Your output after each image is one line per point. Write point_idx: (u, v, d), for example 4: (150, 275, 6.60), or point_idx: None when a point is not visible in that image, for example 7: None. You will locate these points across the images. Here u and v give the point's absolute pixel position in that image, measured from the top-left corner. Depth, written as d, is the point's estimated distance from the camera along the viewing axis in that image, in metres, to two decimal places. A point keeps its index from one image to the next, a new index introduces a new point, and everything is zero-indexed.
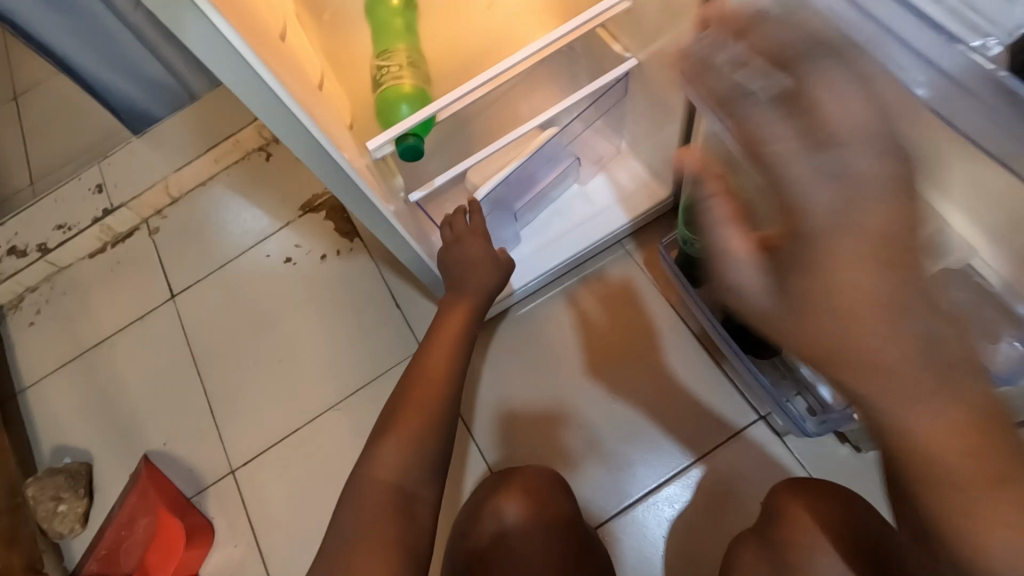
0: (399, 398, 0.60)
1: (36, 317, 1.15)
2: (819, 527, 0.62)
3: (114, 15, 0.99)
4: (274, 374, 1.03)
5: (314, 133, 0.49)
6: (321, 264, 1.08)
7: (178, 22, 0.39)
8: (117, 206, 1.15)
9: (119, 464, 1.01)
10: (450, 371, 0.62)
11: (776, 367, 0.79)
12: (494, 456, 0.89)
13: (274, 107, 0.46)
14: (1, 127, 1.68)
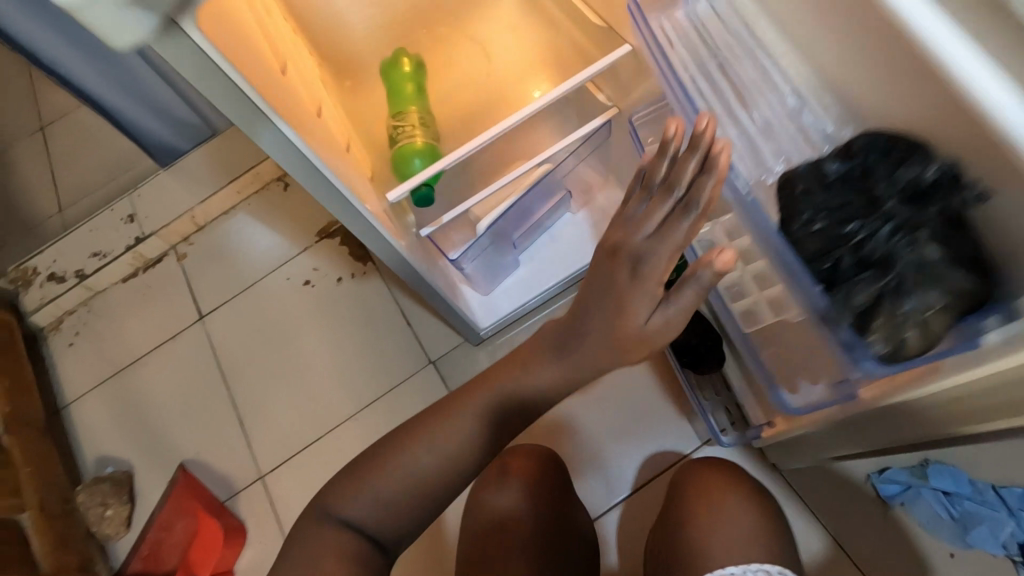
0: (398, 437, 0.51)
1: (75, 338, 1.25)
2: (721, 491, 0.73)
3: (147, 63, 1.10)
4: (297, 388, 1.13)
5: (344, 194, 0.59)
6: (337, 286, 1.18)
7: (255, 131, 0.50)
8: (148, 234, 1.26)
9: (157, 472, 1.10)
10: (463, 441, 0.49)
11: (716, 386, 0.92)
12: None
13: (314, 176, 0.56)
14: (29, 156, 1.79)
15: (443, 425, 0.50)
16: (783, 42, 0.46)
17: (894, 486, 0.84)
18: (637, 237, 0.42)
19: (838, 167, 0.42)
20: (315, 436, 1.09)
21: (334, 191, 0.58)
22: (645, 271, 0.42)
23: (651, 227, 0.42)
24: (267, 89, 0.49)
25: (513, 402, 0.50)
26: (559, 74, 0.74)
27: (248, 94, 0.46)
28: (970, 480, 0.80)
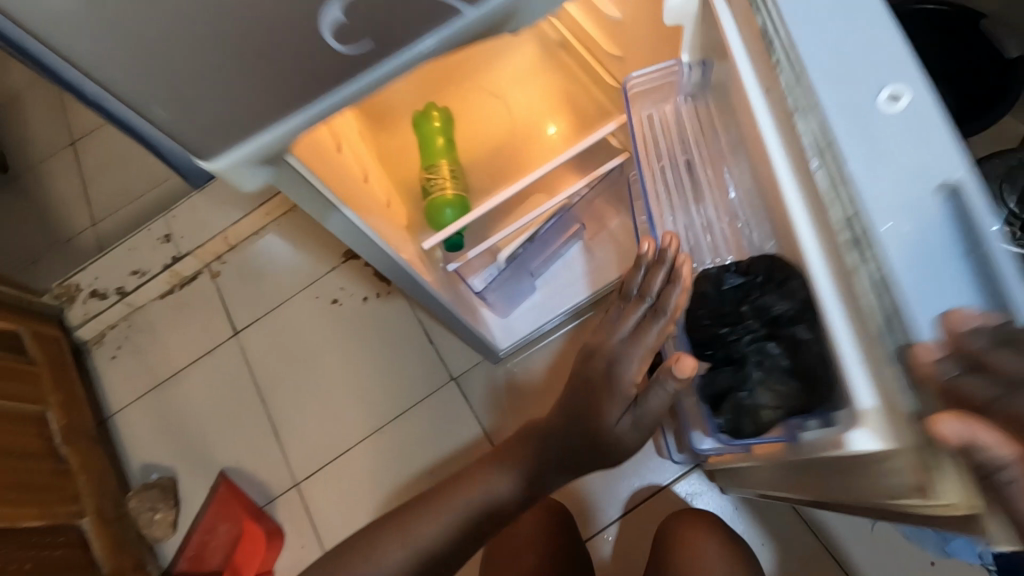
0: (377, 533, 0.59)
1: (117, 351, 1.34)
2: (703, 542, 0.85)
3: None
4: (327, 401, 1.21)
5: (389, 252, 0.66)
6: (363, 305, 1.26)
7: (325, 216, 0.57)
8: (184, 254, 1.33)
9: (199, 478, 1.19)
10: (435, 536, 0.57)
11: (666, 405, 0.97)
12: None
13: (366, 242, 0.63)
14: (61, 170, 1.88)
15: (418, 521, 0.58)
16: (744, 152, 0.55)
17: None
18: (614, 338, 0.59)
19: (734, 285, 0.57)
20: (344, 447, 1.17)
21: (379, 250, 0.65)
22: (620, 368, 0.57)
23: (626, 330, 0.59)
24: (326, 173, 0.56)
25: (482, 499, 0.58)
26: (578, 134, 0.87)
27: (307, 177, 0.51)
28: None
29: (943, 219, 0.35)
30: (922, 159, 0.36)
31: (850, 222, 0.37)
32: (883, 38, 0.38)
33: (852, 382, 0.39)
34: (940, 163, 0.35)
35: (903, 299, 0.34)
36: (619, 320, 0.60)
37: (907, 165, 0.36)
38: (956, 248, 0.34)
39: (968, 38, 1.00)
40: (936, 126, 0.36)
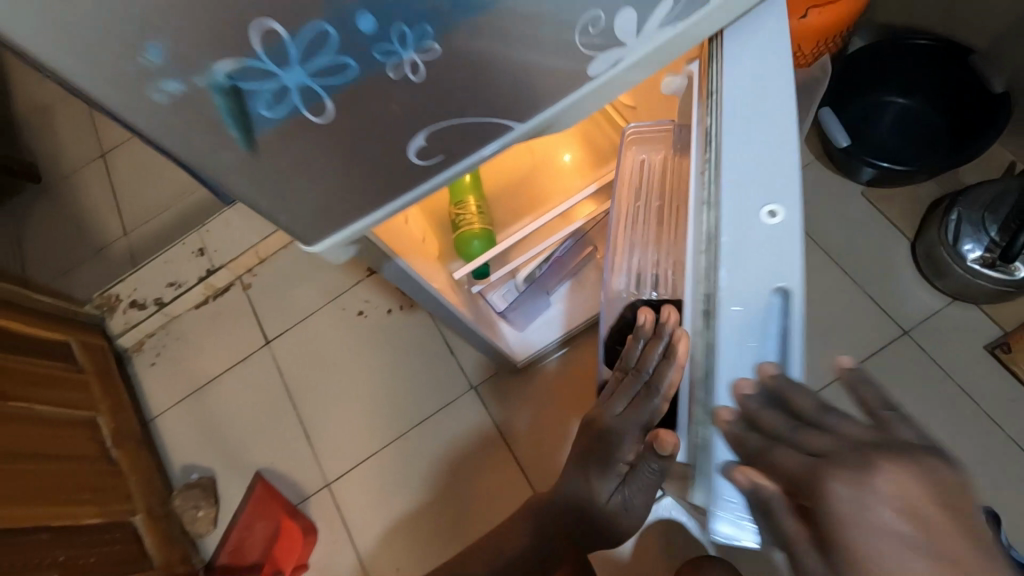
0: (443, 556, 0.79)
1: (156, 358, 1.43)
2: None
3: None
4: (354, 407, 1.30)
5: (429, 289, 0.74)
6: (387, 317, 1.34)
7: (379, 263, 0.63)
8: (218, 267, 1.42)
9: (236, 479, 1.28)
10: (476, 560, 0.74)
11: None
12: (528, 466, 1.19)
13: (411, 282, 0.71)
14: (93, 181, 1.96)
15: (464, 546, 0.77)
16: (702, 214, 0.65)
17: None
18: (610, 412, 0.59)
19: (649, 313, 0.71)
20: (371, 450, 1.26)
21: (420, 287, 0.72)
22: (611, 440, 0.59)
23: (622, 405, 0.59)
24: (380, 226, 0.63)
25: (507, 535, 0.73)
26: (593, 171, 0.96)
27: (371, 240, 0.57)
28: None
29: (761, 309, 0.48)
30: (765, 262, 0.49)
31: (708, 297, 0.50)
32: (785, 161, 0.51)
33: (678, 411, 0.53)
34: (774, 271, 0.48)
35: (723, 359, 0.47)
36: (616, 395, 0.59)
37: (752, 264, 0.49)
38: (768, 333, 0.48)
39: (958, 71, 1.07)
40: (784, 242, 0.49)
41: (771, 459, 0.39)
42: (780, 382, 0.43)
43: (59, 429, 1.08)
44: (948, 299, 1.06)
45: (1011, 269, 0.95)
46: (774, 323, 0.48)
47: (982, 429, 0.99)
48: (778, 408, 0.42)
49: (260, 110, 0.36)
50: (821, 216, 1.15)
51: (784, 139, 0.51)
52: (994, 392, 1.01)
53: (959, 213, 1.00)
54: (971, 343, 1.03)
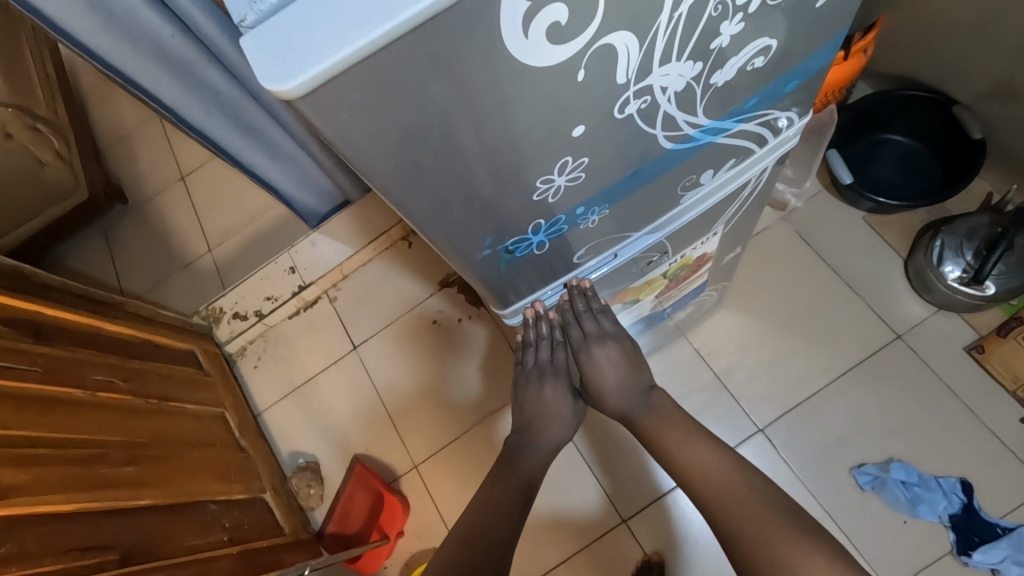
0: (444, 551, 0.77)
1: (259, 361, 1.67)
2: None
3: (316, 164, 1.39)
4: (434, 400, 1.54)
5: (504, 309, 0.66)
6: (458, 324, 1.59)
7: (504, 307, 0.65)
8: (308, 282, 1.65)
9: (338, 463, 1.54)
10: (475, 523, 0.80)
11: None
12: (581, 442, 1.36)
13: (504, 313, 0.67)
14: (154, 194, 1.95)
15: (462, 534, 0.78)
16: (699, 237, 0.76)
17: (868, 476, 1.20)
18: (531, 370, 0.88)
19: None
20: (451, 437, 1.50)
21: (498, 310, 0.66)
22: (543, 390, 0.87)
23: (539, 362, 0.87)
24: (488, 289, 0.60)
25: None
26: None
27: (512, 307, 0.66)
28: (917, 471, 1.19)
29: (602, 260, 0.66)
30: (629, 243, 0.64)
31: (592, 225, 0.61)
32: (699, 211, 0.66)
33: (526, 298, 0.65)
34: (629, 248, 0.65)
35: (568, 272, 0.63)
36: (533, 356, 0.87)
37: (623, 245, 0.64)
38: (591, 271, 0.66)
39: (944, 116, 1.28)
40: (645, 243, 0.65)
41: (571, 334, 0.83)
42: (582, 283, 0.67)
43: (206, 421, 1.34)
44: (933, 309, 1.28)
45: (983, 287, 1.18)
46: (603, 269, 0.67)
47: (961, 416, 1.21)
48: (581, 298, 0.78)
49: (516, 254, 0.52)
50: (831, 239, 1.36)
51: (713, 196, 0.66)
52: (970, 385, 1.23)
53: (942, 240, 1.22)
54: (953, 345, 1.25)
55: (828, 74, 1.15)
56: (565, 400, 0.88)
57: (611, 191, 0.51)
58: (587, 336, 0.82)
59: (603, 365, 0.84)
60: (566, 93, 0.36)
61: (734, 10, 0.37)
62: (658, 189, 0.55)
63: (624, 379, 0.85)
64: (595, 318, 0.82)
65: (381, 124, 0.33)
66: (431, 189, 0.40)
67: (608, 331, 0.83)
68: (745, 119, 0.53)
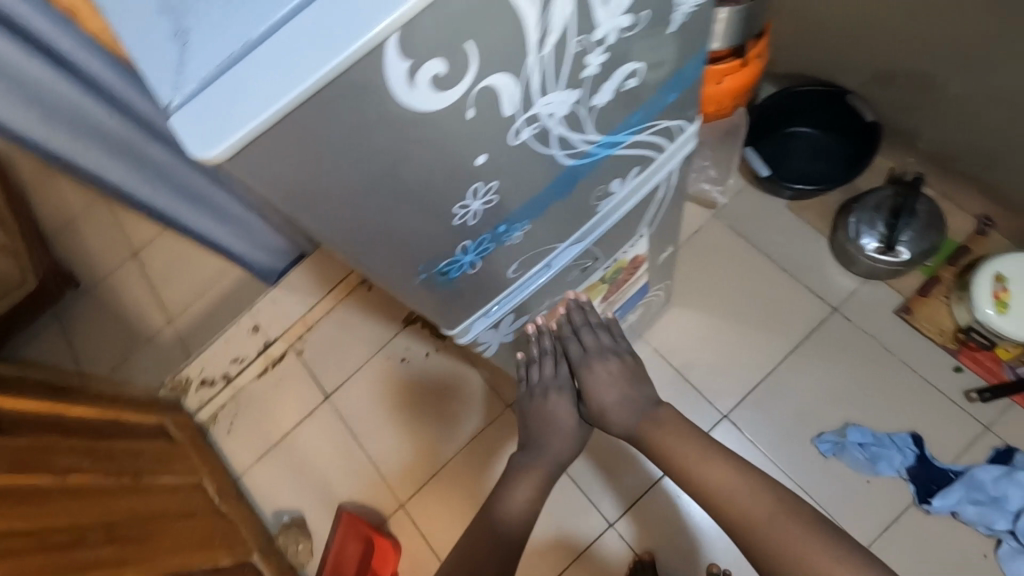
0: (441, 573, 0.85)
1: (232, 425, 1.66)
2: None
3: (266, 222, 1.42)
4: (413, 437, 1.56)
5: (452, 327, 0.71)
6: (426, 359, 1.62)
7: (452, 326, 0.70)
8: (272, 339, 1.67)
9: (324, 514, 1.54)
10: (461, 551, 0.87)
11: None
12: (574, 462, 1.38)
13: (454, 333, 0.72)
14: (105, 274, 1.92)
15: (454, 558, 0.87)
16: (624, 242, 0.83)
17: (829, 443, 1.27)
18: (537, 389, 0.93)
19: None
20: (434, 470, 1.53)
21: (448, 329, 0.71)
22: (551, 404, 0.91)
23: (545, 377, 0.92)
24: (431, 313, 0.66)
25: None
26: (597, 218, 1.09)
27: (460, 326, 0.71)
28: (870, 431, 1.27)
29: (535, 274, 0.72)
30: (557, 254, 0.70)
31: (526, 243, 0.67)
32: (616, 216, 0.73)
33: (469, 319, 0.71)
34: (558, 259, 0.71)
35: (502, 288, 0.68)
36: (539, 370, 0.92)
37: (549, 257, 0.69)
38: (527, 284, 0.71)
39: (840, 105, 1.40)
40: (571, 252, 0.71)
41: (570, 348, 0.91)
42: (521, 297, 0.73)
43: (183, 493, 1.34)
44: (861, 280, 1.38)
45: (897, 253, 1.29)
46: (539, 282, 0.72)
47: (901, 374, 1.30)
48: (575, 306, 0.90)
49: (452, 275, 0.57)
50: (763, 230, 1.46)
51: (627, 203, 0.72)
52: (905, 344, 1.32)
53: (855, 216, 1.33)
54: (884, 310, 1.35)
55: (727, 84, 1.25)
56: (563, 410, 0.91)
57: (522, 212, 0.56)
58: (586, 349, 0.90)
59: (602, 379, 0.89)
60: (461, 129, 0.42)
61: (597, 43, 0.44)
62: (568, 204, 0.61)
63: (626, 393, 0.89)
64: (592, 331, 0.91)
65: (302, 176, 0.39)
66: (357, 223, 0.45)
67: (606, 346, 0.91)
68: (635, 131, 0.60)
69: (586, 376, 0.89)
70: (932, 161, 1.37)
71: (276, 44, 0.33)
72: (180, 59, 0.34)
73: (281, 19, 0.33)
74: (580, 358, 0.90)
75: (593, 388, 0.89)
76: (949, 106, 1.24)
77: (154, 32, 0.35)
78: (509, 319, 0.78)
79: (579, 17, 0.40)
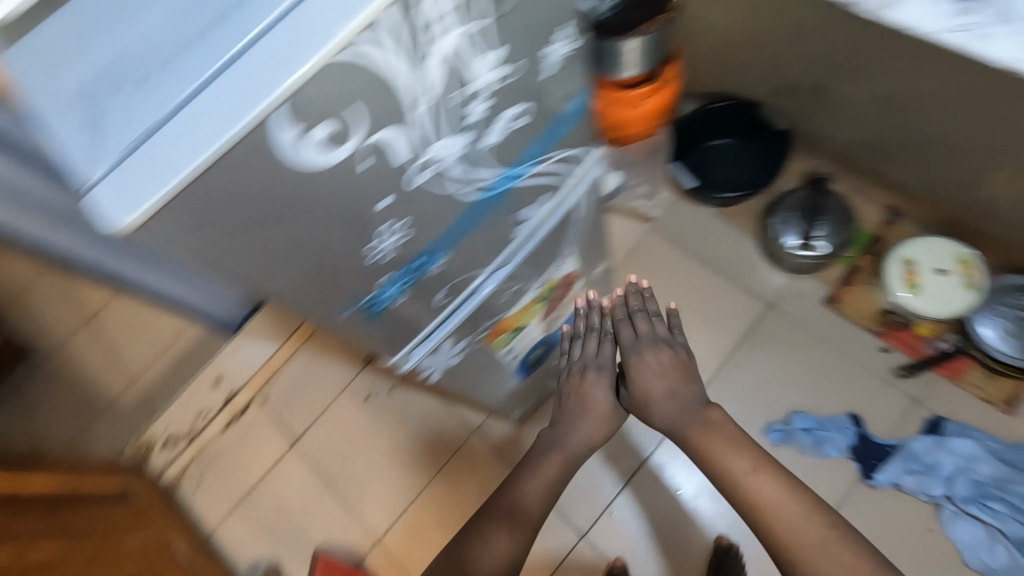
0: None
1: (200, 481, 1.65)
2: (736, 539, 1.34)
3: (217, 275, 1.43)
4: (384, 471, 1.59)
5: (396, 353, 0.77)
6: (390, 394, 1.64)
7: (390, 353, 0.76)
8: (235, 390, 1.67)
9: (300, 560, 1.55)
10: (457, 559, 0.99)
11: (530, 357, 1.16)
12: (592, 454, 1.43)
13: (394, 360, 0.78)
14: None
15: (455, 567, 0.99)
16: (550, 262, 0.90)
17: (778, 432, 1.34)
18: (586, 365, 1.02)
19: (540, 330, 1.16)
20: (408, 501, 1.56)
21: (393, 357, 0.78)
22: (594, 379, 1.02)
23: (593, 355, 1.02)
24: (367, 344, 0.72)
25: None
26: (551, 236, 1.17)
27: (400, 353, 0.77)
28: (813, 416, 1.34)
29: (465, 300, 0.77)
30: (484, 280, 0.76)
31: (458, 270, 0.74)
32: (535, 237, 0.79)
33: (408, 347, 0.76)
34: (485, 283, 0.77)
35: (434, 315, 0.74)
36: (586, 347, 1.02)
37: (474, 282, 0.74)
38: (458, 309, 0.77)
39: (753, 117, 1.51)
40: (496, 276, 0.77)
41: (622, 332, 1.00)
42: (455, 323, 0.78)
43: (151, 556, 1.32)
44: (790, 276, 1.47)
45: (815, 247, 1.40)
46: (468, 305, 0.77)
47: (834, 360, 1.39)
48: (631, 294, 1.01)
49: (383, 304, 0.63)
50: (698, 237, 1.55)
51: (544, 226, 0.79)
52: (835, 331, 1.41)
53: (776, 217, 1.43)
54: (813, 301, 1.44)
55: (650, 107, 1.29)
56: (594, 390, 1.02)
57: (435, 245, 0.61)
58: (639, 335, 0.99)
59: (651, 367, 0.97)
60: (355, 181, 0.47)
61: (476, 94, 0.50)
62: (482, 233, 0.67)
63: (676, 386, 0.97)
64: (648, 320, 1.00)
65: (212, 232, 0.43)
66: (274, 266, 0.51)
67: (660, 336, 0.99)
68: (535, 163, 0.66)
69: (632, 360, 0.98)
70: (839, 161, 1.49)
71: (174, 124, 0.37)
72: (101, 144, 0.36)
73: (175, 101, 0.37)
74: (632, 341, 0.99)
75: (635, 373, 0.98)
76: (846, 110, 1.36)
77: (68, 125, 0.36)
78: (449, 343, 0.82)
79: (451, 76, 0.47)
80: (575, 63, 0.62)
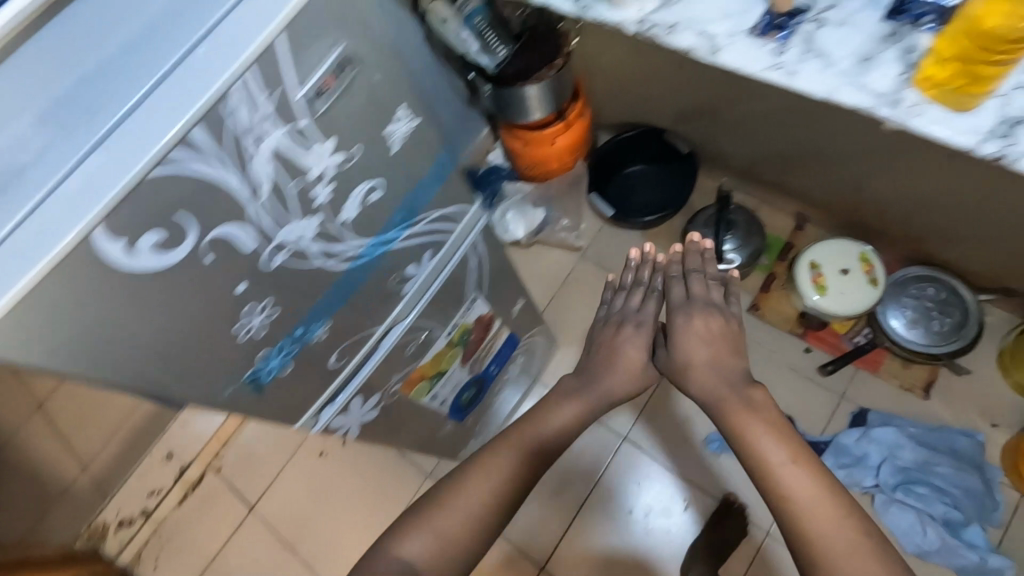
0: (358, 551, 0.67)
1: (156, 561, 1.62)
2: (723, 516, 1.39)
3: None
4: (343, 527, 1.59)
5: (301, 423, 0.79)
6: (344, 448, 1.65)
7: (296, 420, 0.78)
8: (187, 463, 1.67)
9: None
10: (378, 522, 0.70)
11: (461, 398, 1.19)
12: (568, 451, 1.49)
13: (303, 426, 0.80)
14: None
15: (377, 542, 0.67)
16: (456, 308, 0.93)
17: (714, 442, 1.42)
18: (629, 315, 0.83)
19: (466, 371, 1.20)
20: None
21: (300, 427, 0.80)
22: (630, 331, 0.82)
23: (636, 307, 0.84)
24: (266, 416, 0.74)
25: None
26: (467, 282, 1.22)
27: (307, 421, 0.79)
28: None
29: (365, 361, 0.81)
30: (381, 341, 0.80)
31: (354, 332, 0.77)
32: (429, 291, 0.82)
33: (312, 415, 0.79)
34: (383, 342, 0.80)
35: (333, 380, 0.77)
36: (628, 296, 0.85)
37: (368, 341, 0.78)
38: (358, 370, 0.80)
39: (661, 142, 1.58)
40: (393, 334, 0.81)
41: (675, 287, 0.82)
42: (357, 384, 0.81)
43: None
44: None
45: (730, 259, 1.45)
46: (369, 364, 0.81)
47: (764, 364, 1.44)
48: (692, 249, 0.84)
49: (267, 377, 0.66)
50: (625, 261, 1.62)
51: (438, 279, 0.83)
52: (762, 336, 1.47)
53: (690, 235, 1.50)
54: None
55: (557, 142, 1.37)
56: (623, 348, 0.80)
57: (310, 317, 0.66)
58: (692, 293, 0.81)
59: (698, 329, 0.77)
60: (206, 273, 0.53)
61: (317, 179, 0.58)
62: (364, 299, 0.72)
63: (721, 356, 0.76)
64: (705, 281, 0.82)
65: (69, 339, 0.47)
66: (141, 362, 0.53)
67: (715, 301, 0.80)
68: (406, 227, 0.72)
69: (683, 315, 0.79)
70: (742, 176, 1.58)
71: (35, 220, 0.45)
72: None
73: (36, 201, 0.47)
74: (688, 297, 0.81)
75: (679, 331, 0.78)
76: (737, 129, 1.45)
77: None
78: (359, 401, 0.85)
79: (282, 167, 0.54)
80: (427, 133, 0.70)
